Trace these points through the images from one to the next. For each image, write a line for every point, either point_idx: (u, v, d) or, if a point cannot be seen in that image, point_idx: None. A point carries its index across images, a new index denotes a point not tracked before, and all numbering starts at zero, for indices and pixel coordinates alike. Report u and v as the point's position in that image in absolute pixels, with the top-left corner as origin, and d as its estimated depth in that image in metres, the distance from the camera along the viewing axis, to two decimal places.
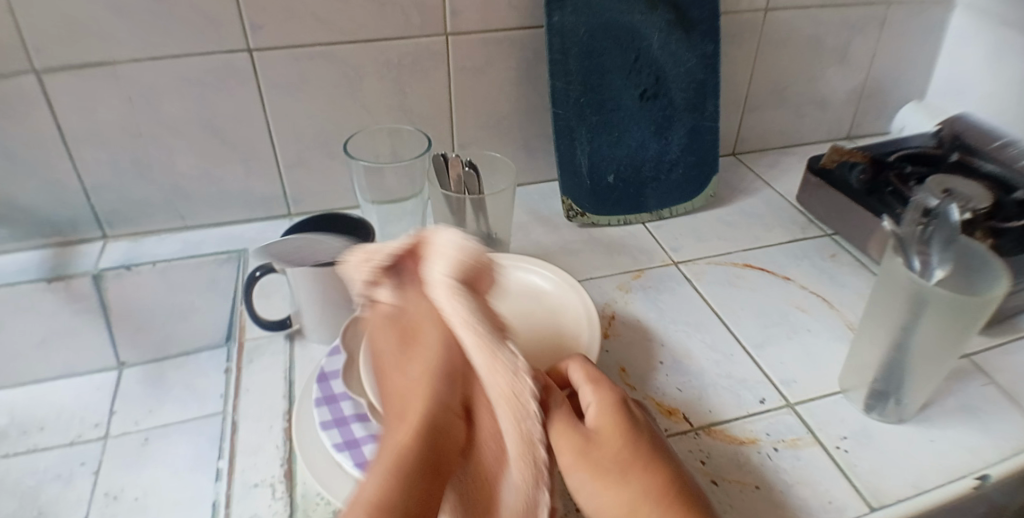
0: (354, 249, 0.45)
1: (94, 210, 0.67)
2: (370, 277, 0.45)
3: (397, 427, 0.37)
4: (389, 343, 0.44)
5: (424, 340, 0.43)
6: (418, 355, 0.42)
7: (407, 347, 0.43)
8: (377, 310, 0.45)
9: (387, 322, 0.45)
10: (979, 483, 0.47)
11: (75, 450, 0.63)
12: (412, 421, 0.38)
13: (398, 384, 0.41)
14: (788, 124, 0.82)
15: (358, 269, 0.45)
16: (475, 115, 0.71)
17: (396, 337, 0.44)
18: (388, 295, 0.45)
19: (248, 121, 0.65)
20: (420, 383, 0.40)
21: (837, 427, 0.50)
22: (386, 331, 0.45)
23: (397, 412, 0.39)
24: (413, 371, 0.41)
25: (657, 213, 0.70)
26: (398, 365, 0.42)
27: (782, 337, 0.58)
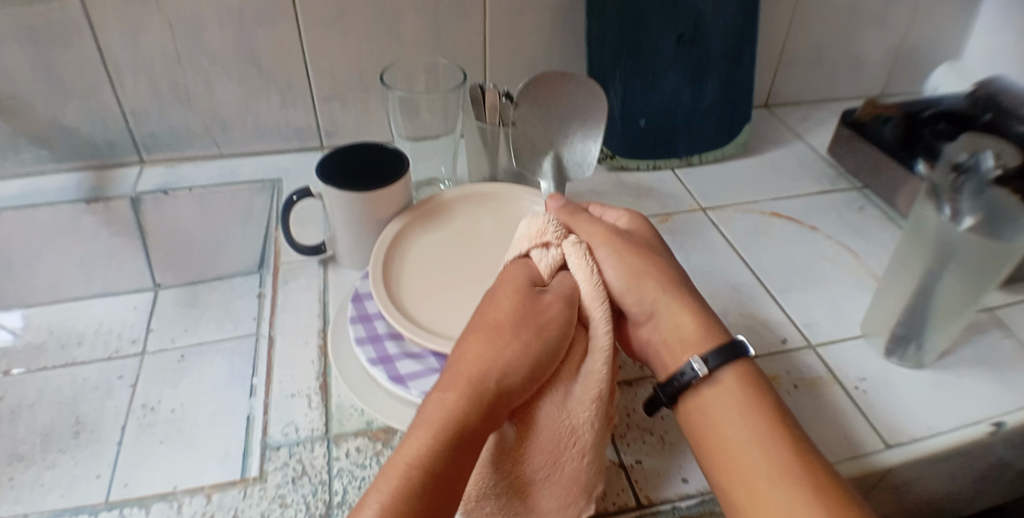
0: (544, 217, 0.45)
1: (133, 136, 0.68)
2: (530, 243, 0.44)
3: (461, 385, 0.35)
4: (495, 296, 0.41)
5: (539, 314, 0.39)
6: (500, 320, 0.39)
7: (516, 308, 0.39)
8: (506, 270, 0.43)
9: (516, 277, 0.42)
10: (994, 429, 0.48)
11: (113, 363, 0.65)
12: (478, 384, 0.35)
13: (485, 342, 0.37)
14: (823, 80, 0.81)
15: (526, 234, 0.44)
16: (511, 55, 0.71)
17: (514, 300, 0.40)
18: (541, 266, 0.43)
19: (285, 52, 0.65)
20: (509, 350, 0.37)
21: (856, 369, 0.52)
22: (504, 285, 0.41)
23: (465, 369, 0.36)
24: (511, 332, 0.38)
25: (686, 158, 0.71)
26: (500, 322, 0.38)
27: (806, 283, 0.58)
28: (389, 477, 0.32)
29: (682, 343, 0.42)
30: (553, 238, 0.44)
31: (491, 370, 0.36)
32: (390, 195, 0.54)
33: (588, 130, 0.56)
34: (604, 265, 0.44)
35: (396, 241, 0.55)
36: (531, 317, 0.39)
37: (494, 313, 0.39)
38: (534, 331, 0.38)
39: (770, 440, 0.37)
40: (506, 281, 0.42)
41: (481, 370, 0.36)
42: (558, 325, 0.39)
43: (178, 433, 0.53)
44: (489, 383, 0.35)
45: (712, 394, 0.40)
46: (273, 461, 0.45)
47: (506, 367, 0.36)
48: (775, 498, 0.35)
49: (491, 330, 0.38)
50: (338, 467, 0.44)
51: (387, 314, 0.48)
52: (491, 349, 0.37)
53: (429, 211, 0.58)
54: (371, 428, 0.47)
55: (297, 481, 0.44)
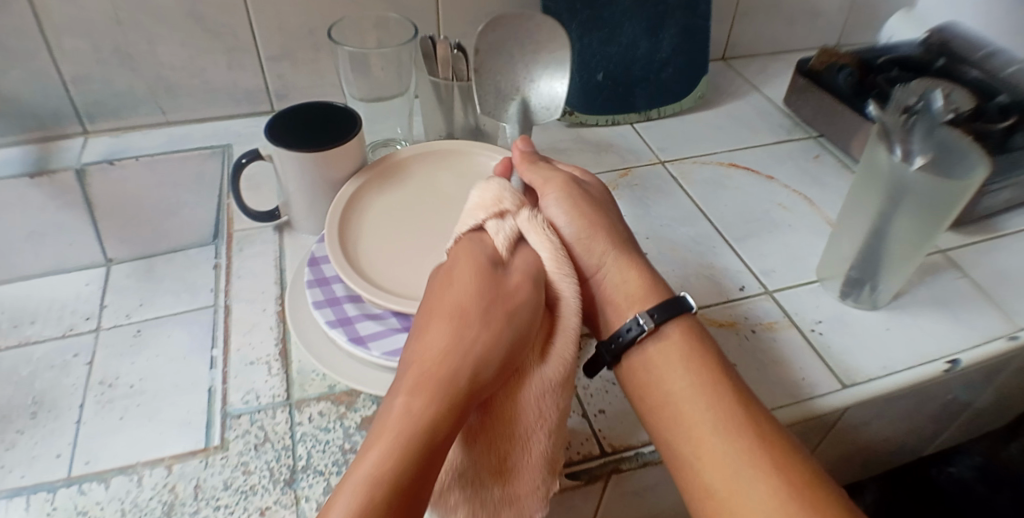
0: (496, 183, 0.43)
1: (73, 104, 0.65)
2: (484, 216, 0.41)
3: (426, 385, 0.32)
4: (452, 281, 0.38)
5: (503, 296, 0.37)
6: (459, 310, 0.36)
7: (474, 292, 0.37)
8: (461, 245, 0.41)
9: (474, 256, 0.40)
10: (947, 367, 0.50)
11: (69, 341, 0.64)
12: (447, 386, 0.33)
13: (444, 332, 0.35)
14: (780, 29, 0.81)
15: (477, 204, 0.42)
16: (464, 9, 0.69)
17: (469, 277, 0.38)
18: (496, 238, 0.41)
19: (231, 11, 0.62)
20: (470, 336, 0.35)
21: (812, 313, 0.53)
22: (461, 267, 0.39)
23: (428, 371, 0.33)
24: (474, 321, 0.35)
25: (646, 113, 0.71)
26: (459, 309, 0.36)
27: (764, 231, 0.59)
28: (351, 486, 0.29)
29: (630, 299, 0.42)
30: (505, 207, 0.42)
31: (454, 363, 0.34)
32: (344, 153, 0.53)
33: (545, 61, 0.54)
34: (557, 211, 0.45)
35: (352, 202, 0.54)
36: (493, 299, 0.37)
37: (453, 301, 0.37)
38: (493, 318, 0.36)
39: (715, 393, 0.37)
40: (464, 260, 0.39)
41: (443, 366, 0.33)
42: (524, 304, 0.37)
43: (139, 406, 0.52)
44: (454, 378, 0.33)
45: (656, 350, 0.40)
46: (235, 429, 0.44)
47: (472, 358, 0.34)
48: (724, 448, 0.35)
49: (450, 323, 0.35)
50: (301, 432, 0.44)
51: (346, 276, 0.47)
52: (453, 339, 0.35)
53: (385, 170, 0.57)
54: (333, 393, 0.46)
55: (259, 447, 0.43)
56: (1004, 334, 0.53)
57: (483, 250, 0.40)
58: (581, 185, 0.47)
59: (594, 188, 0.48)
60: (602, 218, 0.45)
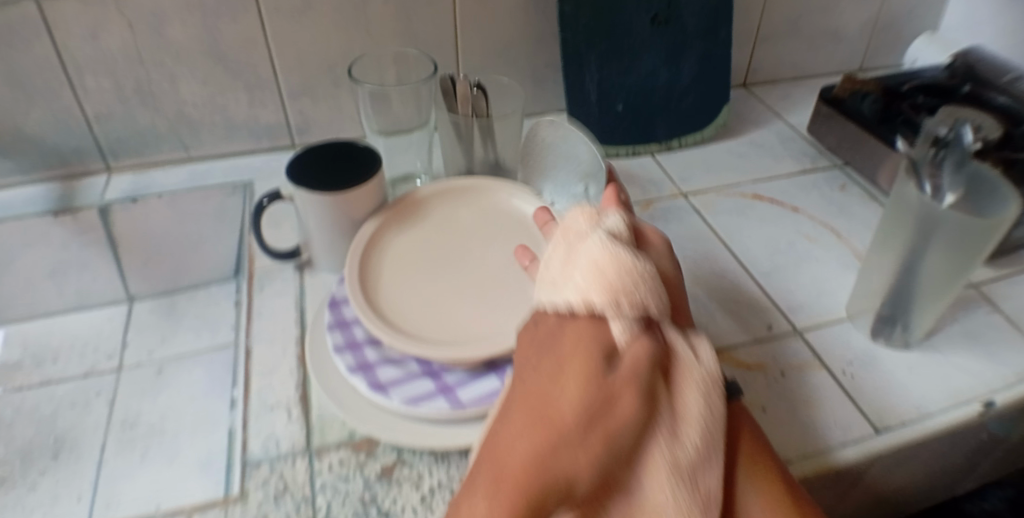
0: (617, 261, 0.34)
1: (97, 142, 0.66)
2: (601, 304, 0.33)
3: (525, 507, 0.27)
4: (566, 371, 0.31)
5: (609, 406, 0.30)
6: (559, 408, 0.30)
7: (594, 402, 0.30)
8: (570, 325, 0.33)
9: (592, 346, 0.32)
10: (983, 408, 0.48)
11: (91, 381, 0.65)
12: (531, 498, 0.27)
13: (544, 439, 0.29)
14: (802, 54, 0.80)
15: (592, 272, 0.34)
16: (482, 43, 0.68)
17: (587, 378, 0.31)
18: (615, 327, 0.33)
19: (252, 48, 0.63)
20: (575, 456, 0.29)
21: (843, 352, 0.51)
22: (576, 355, 0.32)
23: (521, 467, 0.28)
24: (578, 441, 0.29)
25: (666, 143, 0.70)
26: (564, 417, 0.30)
27: (791, 266, 0.58)
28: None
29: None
30: (635, 307, 0.33)
31: (539, 468, 0.28)
32: (366, 192, 0.53)
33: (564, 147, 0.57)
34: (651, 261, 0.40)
35: (373, 242, 0.54)
36: (603, 412, 0.30)
37: (559, 400, 0.30)
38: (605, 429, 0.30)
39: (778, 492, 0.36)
40: (578, 349, 0.32)
41: (525, 467, 0.28)
42: (629, 416, 0.30)
43: (159, 447, 0.52)
44: (550, 501, 0.28)
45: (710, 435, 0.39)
46: (254, 478, 0.43)
47: (559, 470, 0.28)
48: None
49: (546, 431, 0.29)
50: (321, 482, 0.43)
51: (365, 319, 0.47)
52: (542, 447, 0.29)
53: (405, 210, 0.57)
54: (353, 440, 0.46)
55: (280, 497, 0.42)
56: None
57: (596, 344, 0.32)
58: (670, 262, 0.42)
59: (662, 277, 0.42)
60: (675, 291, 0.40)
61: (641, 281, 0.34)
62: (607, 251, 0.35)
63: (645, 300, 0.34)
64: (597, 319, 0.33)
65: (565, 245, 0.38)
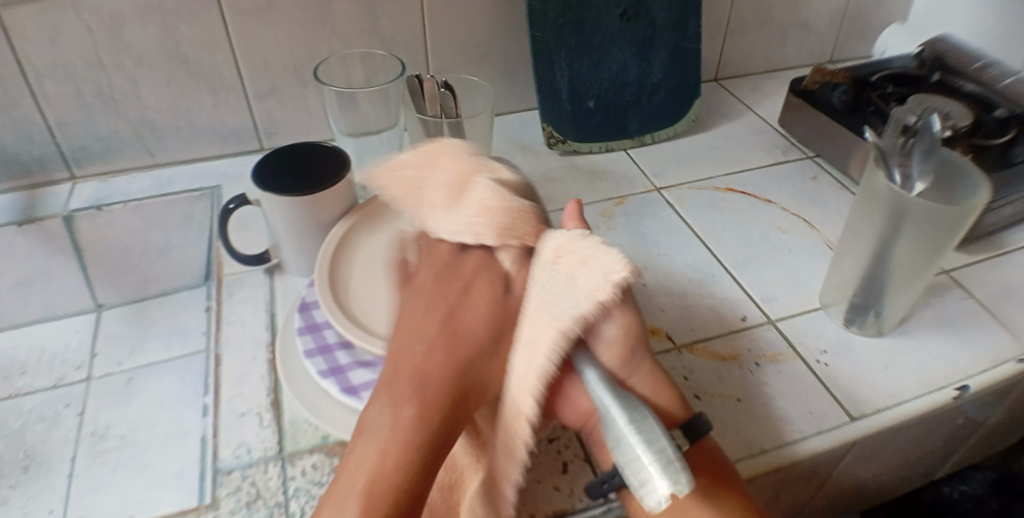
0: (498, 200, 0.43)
1: (60, 149, 0.64)
2: (489, 238, 0.43)
3: (414, 390, 0.36)
4: (469, 294, 0.42)
5: (490, 319, 0.40)
6: (453, 315, 0.40)
7: (486, 318, 0.40)
8: (465, 261, 0.44)
9: (492, 282, 0.42)
10: (958, 393, 0.48)
11: (60, 392, 0.63)
12: (421, 384, 0.36)
13: (440, 346, 0.38)
14: (772, 47, 0.80)
15: (472, 217, 0.43)
16: (451, 41, 0.68)
17: (481, 302, 0.41)
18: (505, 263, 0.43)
19: (216, 50, 0.62)
20: (461, 359, 0.38)
21: (816, 341, 0.51)
22: (475, 287, 0.42)
23: (416, 363, 0.38)
24: (478, 351, 0.39)
25: (639, 138, 0.70)
26: (462, 331, 0.39)
27: (763, 257, 0.58)
28: (376, 446, 0.34)
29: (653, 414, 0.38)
30: (514, 239, 0.43)
31: (431, 364, 0.37)
32: (334, 194, 0.52)
33: None
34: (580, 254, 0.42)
35: (345, 246, 0.53)
36: (490, 327, 0.40)
37: (455, 315, 0.40)
38: (485, 335, 0.40)
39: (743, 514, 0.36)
40: (476, 283, 0.42)
41: (419, 364, 0.37)
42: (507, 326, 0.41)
43: (128, 458, 0.51)
44: (437, 388, 0.37)
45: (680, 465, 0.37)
46: (225, 486, 0.42)
47: (444, 362, 0.38)
48: None
49: (450, 341, 0.39)
50: (294, 487, 0.42)
51: (340, 327, 0.46)
52: (435, 349, 0.38)
53: (377, 210, 0.56)
54: (327, 444, 0.45)
55: (251, 504, 0.42)
56: (1013, 357, 0.51)
57: (489, 278, 0.43)
58: None
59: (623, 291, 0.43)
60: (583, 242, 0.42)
61: (527, 220, 0.43)
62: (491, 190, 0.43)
63: (523, 234, 0.43)
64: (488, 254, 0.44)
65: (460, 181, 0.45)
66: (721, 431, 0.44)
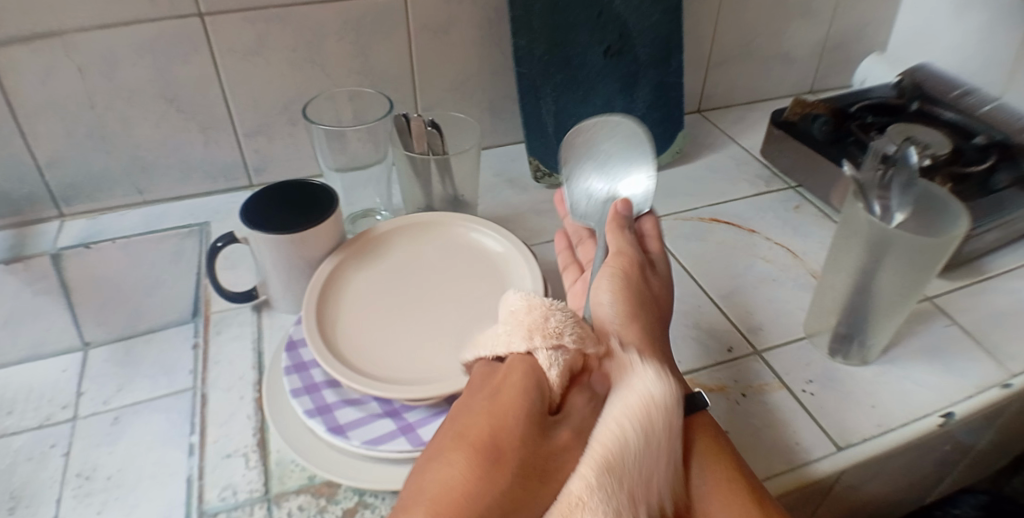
0: (544, 305, 0.37)
1: (49, 188, 0.64)
2: (522, 343, 0.35)
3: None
4: (503, 395, 0.33)
5: (544, 445, 0.32)
6: (489, 419, 0.32)
7: (520, 431, 0.31)
8: (503, 369, 0.35)
9: (525, 387, 0.33)
10: (943, 421, 0.49)
11: (46, 432, 0.62)
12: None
13: (469, 466, 0.30)
14: (754, 79, 0.82)
15: (521, 322, 0.36)
16: (438, 78, 0.69)
17: (518, 409, 0.32)
18: (551, 373, 0.34)
19: (207, 89, 0.63)
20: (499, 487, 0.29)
21: (802, 371, 0.52)
22: (513, 389, 0.33)
23: (444, 492, 0.29)
24: (516, 477, 0.30)
25: None
26: (498, 446, 0.31)
27: (748, 288, 0.58)
28: None
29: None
30: (553, 341, 0.35)
31: (458, 494, 0.29)
32: (322, 232, 0.52)
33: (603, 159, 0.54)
34: (602, 287, 0.43)
35: (334, 286, 0.53)
36: (537, 449, 0.31)
37: (489, 420, 0.32)
38: (534, 459, 0.31)
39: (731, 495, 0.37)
40: (514, 386, 0.33)
41: (444, 492, 0.29)
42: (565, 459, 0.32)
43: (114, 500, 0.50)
44: None
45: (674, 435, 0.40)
46: None
47: (476, 489, 0.29)
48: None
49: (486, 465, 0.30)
50: None
51: (335, 374, 0.45)
52: (462, 469, 0.30)
53: (362, 246, 0.56)
54: (314, 484, 0.45)
55: None
56: (999, 382, 0.52)
57: (538, 382, 0.34)
58: (644, 274, 0.45)
59: (660, 287, 0.46)
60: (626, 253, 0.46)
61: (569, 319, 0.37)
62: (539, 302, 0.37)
63: (564, 331, 0.36)
64: (532, 357, 0.35)
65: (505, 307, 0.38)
66: None
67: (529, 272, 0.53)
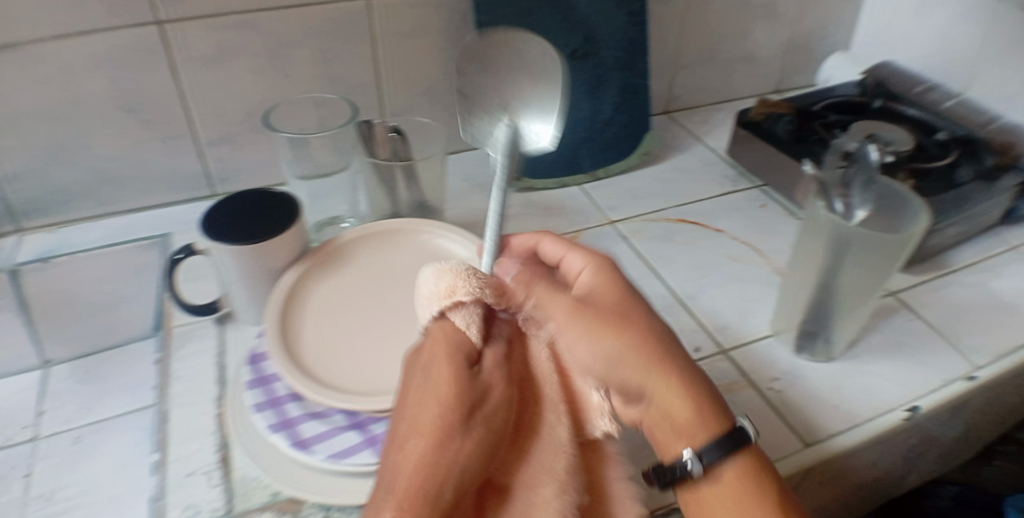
0: (453, 270, 0.39)
1: (5, 202, 0.63)
2: (444, 304, 0.37)
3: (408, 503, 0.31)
4: (435, 370, 0.36)
5: (480, 398, 0.36)
6: (428, 398, 0.35)
7: (458, 395, 0.35)
8: (425, 341, 0.38)
9: (448, 356, 0.36)
10: (909, 415, 0.49)
11: (5, 456, 0.60)
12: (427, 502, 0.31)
13: (423, 443, 0.33)
14: (720, 80, 0.83)
15: (436, 291, 0.38)
16: (404, 83, 0.69)
17: (450, 377, 0.35)
18: (468, 331, 0.38)
19: (168, 98, 0.62)
20: (459, 451, 0.33)
21: (769, 370, 0.52)
22: (439, 360, 0.36)
23: (411, 472, 0.32)
24: (468, 437, 0.34)
25: (592, 174, 0.71)
26: (447, 419, 0.34)
27: (715, 287, 0.59)
28: None
29: (675, 432, 0.38)
30: (470, 297, 0.38)
31: (428, 472, 0.32)
32: (284, 242, 0.51)
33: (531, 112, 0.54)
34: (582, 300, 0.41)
35: (296, 300, 0.52)
36: (476, 404, 0.35)
37: (433, 397, 0.35)
38: (479, 420, 0.35)
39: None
40: (439, 357, 0.36)
41: (413, 477, 0.32)
42: (499, 402, 0.36)
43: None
44: (438, 494, 0.31)
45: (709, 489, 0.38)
46: None
47: (440, 461, 0.32)
48: None
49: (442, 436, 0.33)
50: None
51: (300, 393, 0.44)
52: (421, 448, 0.33)
53: (327, 255, 0.55)
54: (278, 501, 0.43)
55: None
56: (963, 375, 0.52)
57: (459, 343, 0.37)
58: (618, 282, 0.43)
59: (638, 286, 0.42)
60: (608, 266, 0.42)
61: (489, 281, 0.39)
62: (456, 271, 0.39)
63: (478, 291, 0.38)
64: (449, 323, 0.38)
65: (439, 287, 0.38)
66: None
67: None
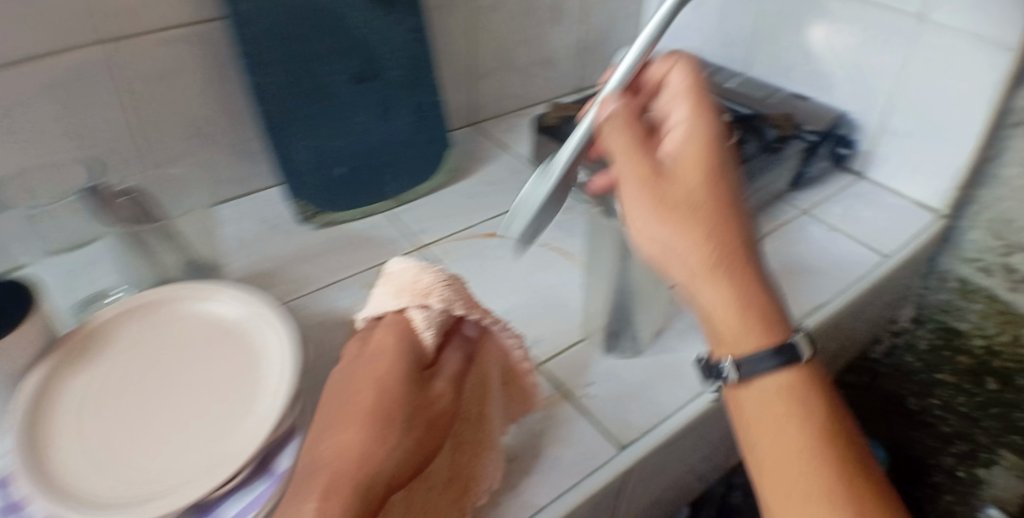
0: (429, 275, 0.43)
1: None
2: (409, 302, 0.42)
3: (344, 482, 0.34)
4: (387, 365, 0.40)
5: (432, 399, 0.40)
6: (376, 390, 0.38)
7: (400, 393, 0.38)
8: (379, 335, 0.42)
9: (399, 352, 0.41)
10: (717, 397, 0.50)
11: None
12: (366, 481, 0.34)
13: (367, 428, 0.36)
14: (520, 87, 0.82)
15: (403, 292, 0.43)
16: (168, 129, 0.62)
17: (397, 375, 0.39)
18: (426, 334, 0.42)
19: None
20: (398, 441, 0.36)
21: (583, 376, 0.51)
22: (388, 359, 0.40)
23: (351, 452, 0.35)
24: (411, 430, 0.37)
25: (397, 198, 0.68)
26: (389, 409, 0.38)
27: (523, 300, 0.58)
28: None
29: (730, 335, 0.35)
30: (438, 304, 0.42)
31: (374, 458, 0.35)
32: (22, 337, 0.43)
33: None
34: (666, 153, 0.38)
35: (39, 408, 0.43)
36: (423, 406, 0.39)
37: (373, 392, 0.38)
38: (423, 416, 0.39)
39: (815, 452, 0.33)
40: (389, 355, 0.41)
41: (349, 457, 0.35)
42: (446, 407, 0.40)
43: None
44: (370, 481, 0.34)
45: (748, 394, 0.36)
46: None
47: (381, 450, 0.36)
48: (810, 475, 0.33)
49: (385, 422, 0.37)
50: None
51: (62, 516, 0.36)
52: (360, 434, 0.36)
53: (86, 344, 0.47)
54: None
55: None
56: None
57: (416, 351, 0.42)
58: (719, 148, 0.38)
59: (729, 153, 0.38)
60: (710, 133, 0.38)
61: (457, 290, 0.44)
62: (433, 274, 0.43)
63: (447, 300, 0.42)
64: (404, 317, 0.43)
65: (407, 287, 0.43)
66: (498, 499, 0.42)
67: (278, 335, 0.48)
